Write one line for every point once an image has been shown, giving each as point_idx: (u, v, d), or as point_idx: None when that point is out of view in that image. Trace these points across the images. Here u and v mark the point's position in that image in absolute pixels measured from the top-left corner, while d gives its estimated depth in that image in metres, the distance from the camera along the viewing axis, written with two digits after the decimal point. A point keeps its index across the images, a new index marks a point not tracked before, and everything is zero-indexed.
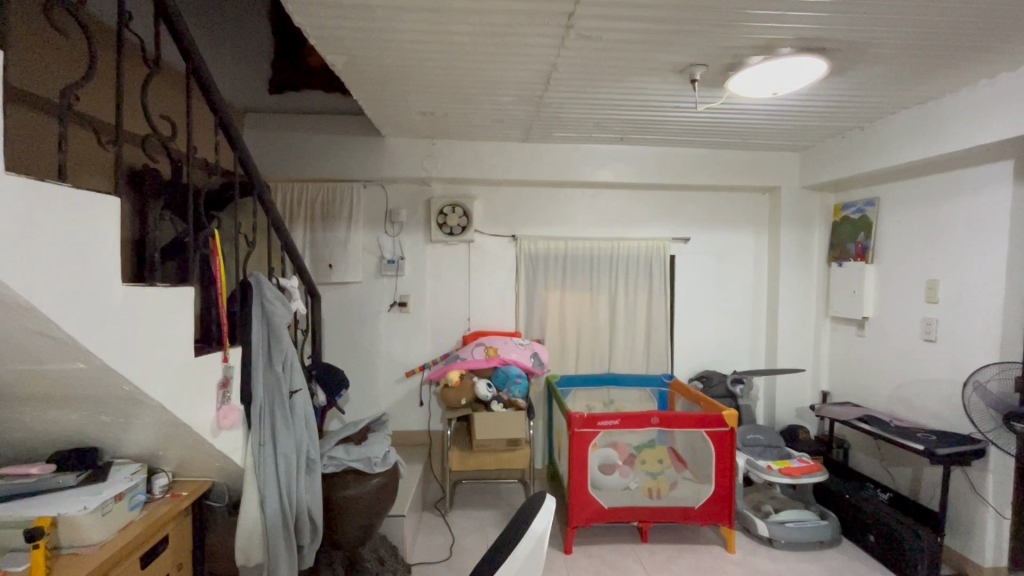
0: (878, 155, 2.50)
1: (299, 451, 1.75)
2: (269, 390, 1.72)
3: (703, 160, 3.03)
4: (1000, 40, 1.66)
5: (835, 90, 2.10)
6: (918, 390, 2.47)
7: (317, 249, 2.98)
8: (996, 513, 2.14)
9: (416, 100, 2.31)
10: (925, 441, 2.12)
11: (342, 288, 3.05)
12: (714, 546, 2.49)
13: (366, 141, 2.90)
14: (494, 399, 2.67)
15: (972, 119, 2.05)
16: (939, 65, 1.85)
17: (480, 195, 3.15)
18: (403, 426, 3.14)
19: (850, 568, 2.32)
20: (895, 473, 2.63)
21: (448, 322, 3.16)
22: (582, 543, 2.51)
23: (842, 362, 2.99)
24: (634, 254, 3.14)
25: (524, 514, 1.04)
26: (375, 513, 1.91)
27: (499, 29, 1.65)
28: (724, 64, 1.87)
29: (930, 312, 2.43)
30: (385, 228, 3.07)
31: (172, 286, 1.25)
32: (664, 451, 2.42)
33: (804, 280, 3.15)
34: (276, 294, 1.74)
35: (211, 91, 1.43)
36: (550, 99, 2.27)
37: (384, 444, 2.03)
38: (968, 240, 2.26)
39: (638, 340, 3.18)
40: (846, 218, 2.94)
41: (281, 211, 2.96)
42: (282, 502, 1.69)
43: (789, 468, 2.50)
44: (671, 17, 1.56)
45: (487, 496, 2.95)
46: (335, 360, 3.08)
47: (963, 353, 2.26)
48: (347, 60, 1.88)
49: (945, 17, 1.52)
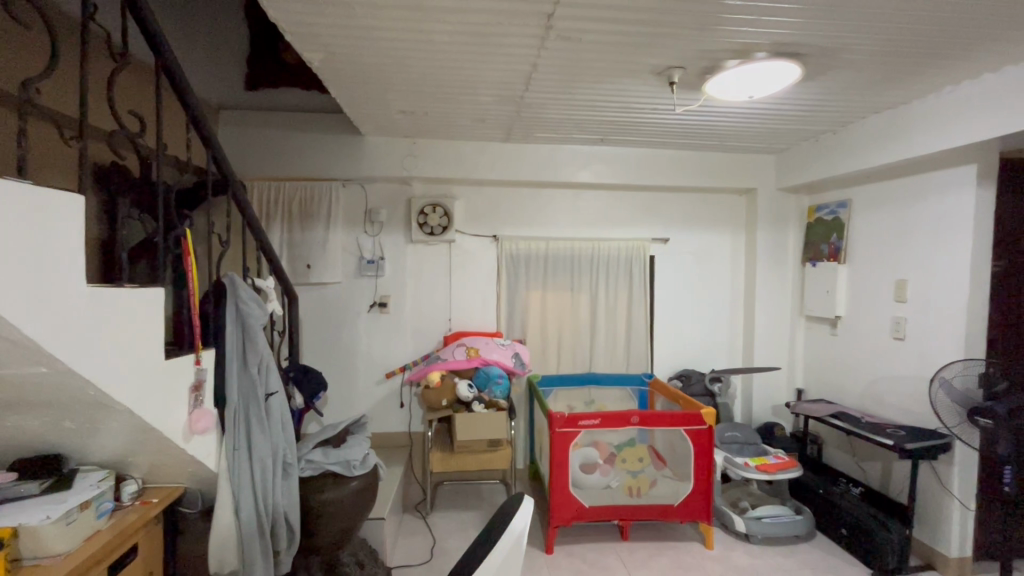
0: (850, 158, 2.56)
1: (275, 455, 1.72)
2: (244, 393, 1.69)
3: (682, 162, 3.07)
4: (964, 48, 1.72)
5: (809, 95, 2.15)
6: (889, 388, 2.54)
7: (296, 249, 2.92)
8: (961, 505, 2.21)
9: (395, 98, 2.29)
10: (895, 436, 2.19)
11: (321, 288, 3.00)
12: (693, 543, 2.52)
13: (345, 140, 2.87)
14: (476, 399, 2.67)
15: (938, 124, 2.12)
16: (908, 70, 1.90)
17: (461, 195, 3.13)
18: (384, 429, 3.10)
19: (824, 561, 2.37)
20: (866, 468, 2.70)
21: (428, 322, 3.13)
22: (563, 543, 2.51)
23: (816, 361, 3.07)
24: (614, 255, 3.17)
25: (502, 514, 1.04)
26: (355, 517, 1.89)
27: (479, 28, 1.64)
28: (701, 67, 1.90)
29: (898, 311, 2.50)
30: (365, 227, 3.03)
31: (140, 287, 1.21)
32: (644, 449, 2.45)
33: (779, 280, 3.21)
34: (252, 294, 1.71)
35: (182, 86, 1.40)
36: (530, 99, 2.27)
37: (363, 447, 2.01)
38: (933, 241, 2.34)
39: (619, 340, 3.20)
40: (820, 220, 3.02)
41: (257, 211, 2.89)
42: (258, 507, 1.66)
43: (765, 465, 2.55)
44: (649, 19, 1.57)
45: (469, 497, 2.94)
46: (314, 362, 3.03)
47: (929, 350, 2.34)
48: (325, 57, 1.85)
49: (912, 25, 1.57)
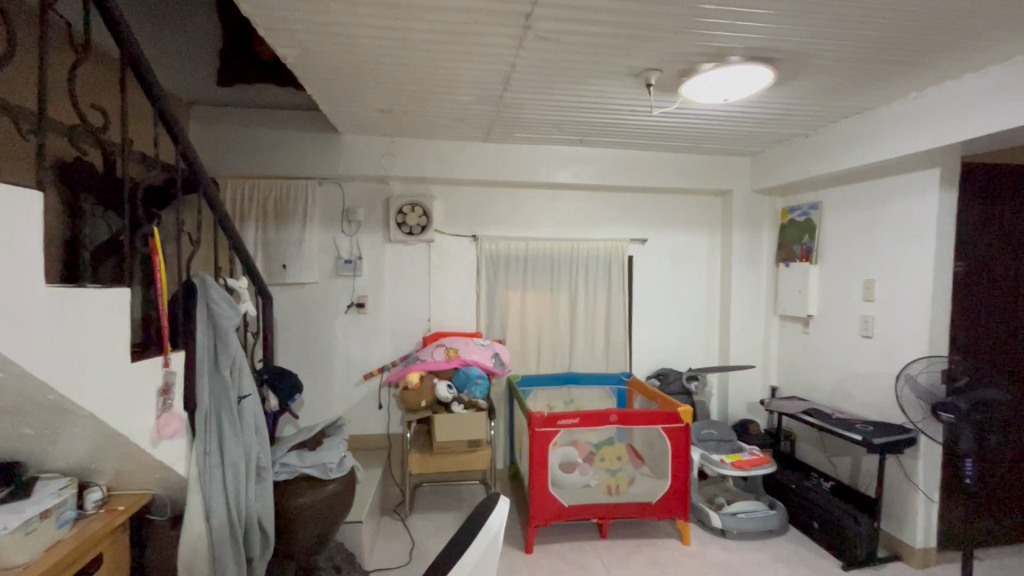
0: (821, 161, 2.63)
1: (249, 459, 1.68)
2: (216, 397, 1.65)
3: (660, 163, 3.11)
4: (927, 56, 1.78)
5: (782, 98, 2.20)
6: (859, 385, 2.61)
7: (271, 248, 2.86)
8: (925, 497, 2.29)
9: (373, 96, 2.26)
10: (863, 431, 2.26)
11: (297, 288, 2.95)
12: (671, 539, 2.56)
13: (322, 138, 2.83)
14: (455, 399, 2.65)
15: (904, 129, 2.19)
16: (876, 76, 1.96)
17: (440, 195, 3.11)
18: (362, 430, 3.07)
19: (797, 555, 2.43)
20: (836, 463, 2.77)
21: (407, 323, 3.10)
22: (543, 542, 2.52)
23: (790, 358, 3.14)
24: (593, 255, 3.19)
25: (478, 514, 1.04)
26: (331, 521, 1.86)
27: (457, 27, 1.63)
28: (677, 69, 1.92)
29: (867, 310, 2.58)
30: (342, 227, 2.99)
31: (104, 287, 1.16)
32: (622, 447, 2.47)
33: (754, 280, 3.28)
34: (223, 294, 1.67)
35: (149, 79, 1.35)
36: (509, 100, 2.27)
37: (340, 449, 1.98)
38: (899, 242, 2.42)
39: (598, 340, 3.22)
40: (792, 221, 3.10)
41: (231, 209, 2.82)
42: (231, 513, 1.62)
43: (740, 461, 2.60)
44: (626, 21, 1.58)
45: (448, 498, 2.92)
46: (289, 363, 2.97)
47: (895, 348, 2.41)
48: (300, 53, 1.82)
49: (879, 32, 1.62)
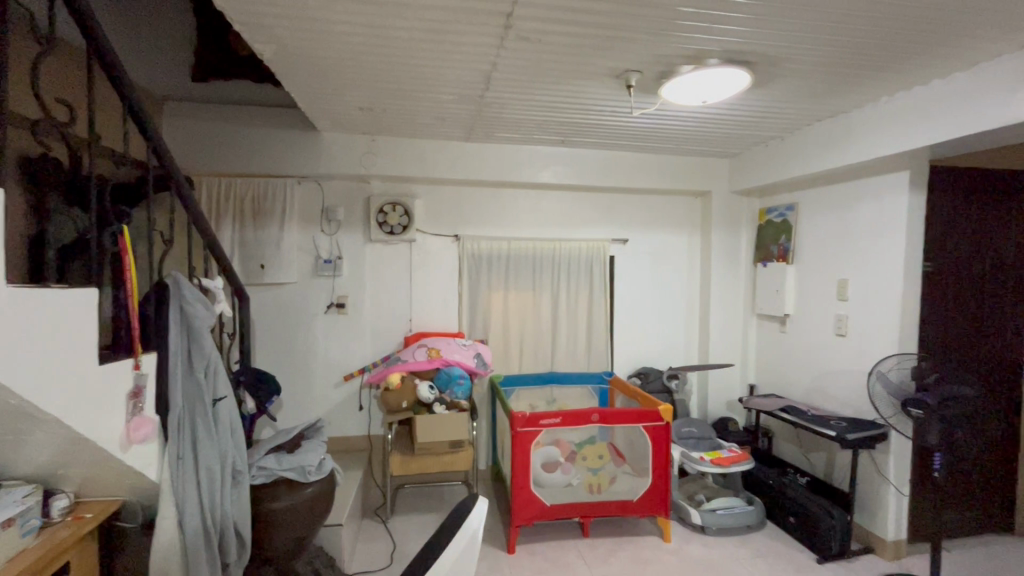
0: (797, 163, 2.69)
1: (224, 463, 1.65)
2: (189, 399, 1.61)
3: (641, 163, 3.14)
4: (896, 62, 1.83)
5: (758, 101, 2.24)
6: (833, 383, 2.67)
7: (248, 247, 2.80)
8: (896, 490, 2.36)
9: (352, 94, 2.23)
10: (837, 427, 2.31)
11: (276, 288, 2.90)
12: (651, 537, 2.58)
13: (301, 136, 2.78)
14: (437, 400, 2.63)
15: (876, 133, 2.24)
16: (849, 81, 2.00)
17: (422, 194, 3.09)
18: (342, 432, 3.03)
19: (774, 549, 2.48)
20: (812, 458, 2.83)
21: (388, 323, 3.07)
22: (525, 542, 2.52)
23: (767, 357, 3.20)
24: (574, 255, 3.20)
25: (456, 515, 1.03)
26: (309, 525, 1.83)
27: (437, 25, 1.62)
28: (657, 72, 1.94)
29: (841, 309, 2.64)
30: (321, 226, 2.95)
31: (69, 287, 1.12)
32: (605, 446, 2.49)
33: (733, 280, 3.33)
34: (197, 295, 1.63)
35: (118, 73, 1.32)
36: (491, 99, 2.26)
37: (319, 452, 1.95)
38: (871, 243, 2.48)
39: (580, 339, 3.24)
40: (770, 222, 3.16)
41: (206, 209, 2.76)
42: (205, 518, 1.59)
43: (719, 458, 2.64)
44: (606, 23, 1.59)
45: (430, 500, 2.90)
46: (267, 365, 2.92)
47: (868, 346, 2.47)
48: (277, 49, 1.79)
49: (851, 38, 1.66)
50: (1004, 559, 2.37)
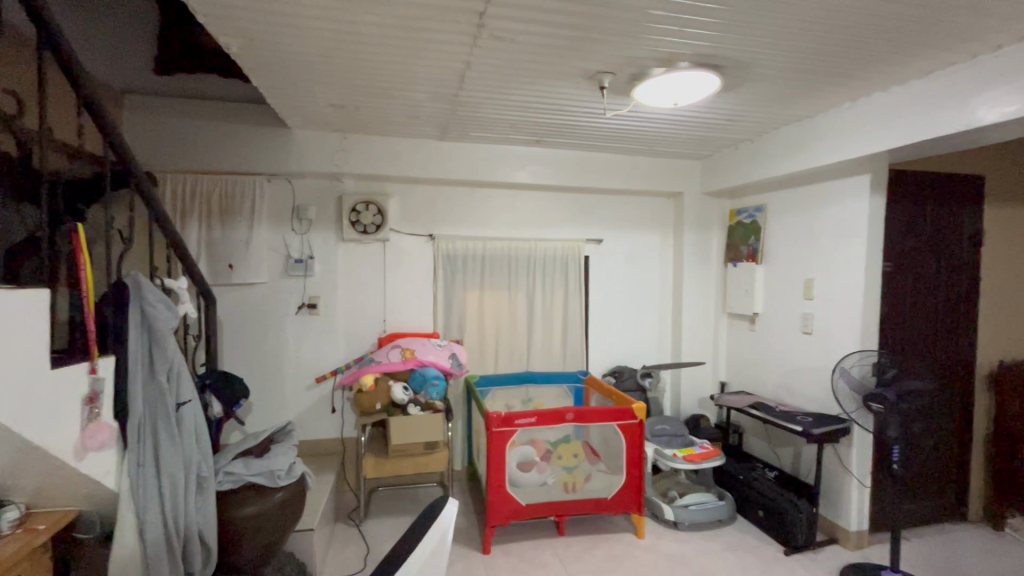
0: (765, 165, 2.76)
1: (188, 469, 1.59)
2: (150, 404, 1.55)
3: (615, 164, 3.17)
4: (858, 69, 1.89)
5: (727, 105, 2.29)
6: (800, 380, 2.75)
7: (215, 247, 2.72)
8: (858, 482, 2.44)
9: (323, 91, 2.19)
10: (803, 423, 2.38)
11: (244, 289, 2.82)
12: (626, 533, 2.61)
13: (270, 133, 2.72)
14: (411, 402, 2.61)
15: (839, 137, 2.32)
16: (814, 86, 2.06)
17: (396, 193, 3.05)
18: (313, 436, 2.97)
19: (743, 543, 2.54)
20: (780, 453, 2.91)
21: (361, 324, 3.03)
22: (501, 542, 2.52)
23: (737, 355, 3.27)
24: (550, 255, 3.22)
25: (425, 516, 1.02)
26: (279, 531, 1.78)
27: (410, 22, 1.60)
28: (629, 74, 1.97)
29: (807, 308, 2.72)
30: (292, 225, 2.88)
31: (15, 288, 1.07)
32: (579, 445, 2.52)
33: (705, 279, 3.39)
34: (159, 296, 1.58)
35: (72, 63, 1.26)
36: (465, 98, 2.25)
37: (289, 456, 1.91)
38: (835, 243, 2.56)
39: (555, 339, 3.25)
40: (740, 223, 3.23)
41: (170, 208, 2.67)
42: (168, 527, 1.54)
43: (691, 455, 2.68)
44: (579, 24, 1.60)
45: (404, 502, 2.87)
46: (236, 367, 2.85)
47: (833, 344, 2.55)
48: (244, 43, 1.74)
49: (815, 45, 1.71)
50: (957, 546, 2.48)
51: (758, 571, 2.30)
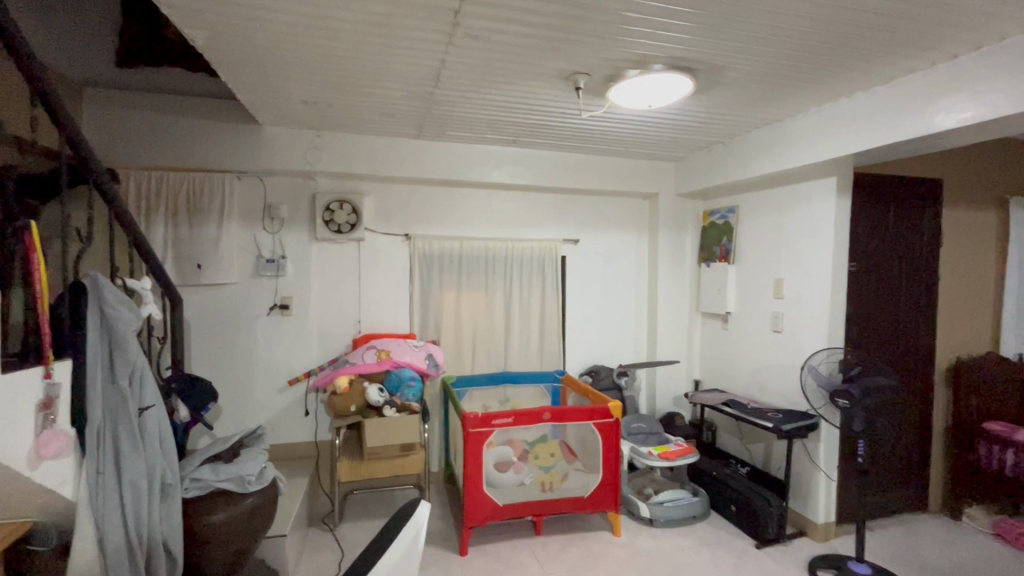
0: (736, 167, 2.81)
1: (151, 476, 1.54)
2: (110, 410, 1.49)
3: (591, 164, 3.20)
4: (824, 74, 1.94)
5: (700, 108, 2.33)
6: (770, 377, 2.81)
7: (182, 246, 2.63)
8: (825, 476, 2.51)
9: (295, 87, 2.14)
10: (774, 419, 2.44)
11: (213, 289, 2.74)
12: (603, 531, 2.63)
13: (239, 129, 2.65)
14: (387, 404, 2.58)
15: (807, 141, 2.38)
16: (783, 90, 2.11)
17: (371, 191, 3.01)
18: (286, 439, 2.91)
19: (717, 538, 2.58)
20: (752, 449, 2.97)
21: (335, 325, 2.97)
22: (478, 543, 2.50)
23: (711, 353, 3.33)
24: (527, 255, 3.22)
25: (394, 521, 1.00)
26: (249, 538, 1.73)
27: (384, 19, 1.58)
28: (604, 75, 1.98)
29: (777, 307, 2.79)
30: (264, 224, 2.82)
31: None
32: (556, 445, 2.52)
33: (679, 279, 3.44)
34: (120, 296, 1.52)
35: (24, 52, 1.21)
36: (441, 96, 2.23)
37: (259, 460, 1.85)
38: (803, 244, 2.63)
39: (532, 339, 3.26)
40: (713, 224, 3.29)
41: (134, 207, 2.58)
42: (130, 536, 1.48)
43: (666, 452, 2.72)
44: (555, 25, 1.60)
45: (380, 505, 2.84)
46: (204, 370, 2.76)
47: (801, 341, 2.62)
48: (211, 36, 1.69)
49: (783, 50, 1.75)
50: (918, 535, 2.57)
51: (731, 565, 2.34)
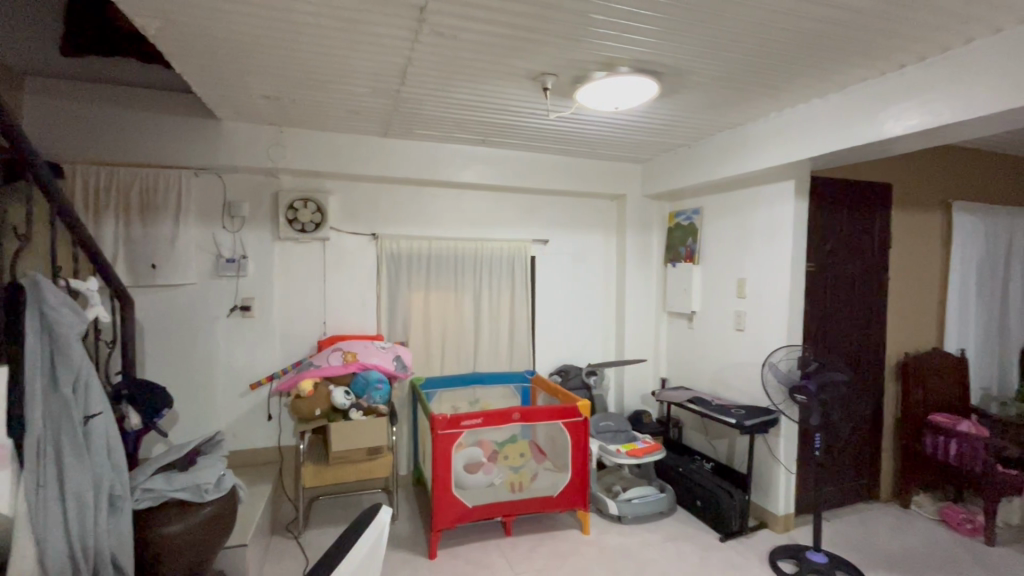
0: (701, 169, 2.88)
1: (98, 488, 1.46)
2: (51, 419, 1.41)
3: (560, 165, 3.22)
4: (783, 80, 2.01)
5: (666, 111, 2.37)
6: (734, 374, 2.89)
7: (134, 246, 2.50)
8: (785, 469, 2.60)
9: (255, 81, 2.07)
10: (737, 415, 2.51)
11: (168, 290, 2.62)
12: (572, 530, 2.65)
13: (197, 124, 2.55)
14: (353, 407, 2.53)
15: (766, 145, 2.45)
16: (745, 95, 2.17)
17: (336, 190, 2.94)
18: (248, 445, 2.81)
19: (683, 532, 2.63)
20: (716, 445, 3.05)
21: (299, 327, 2.89)
22: (447, 546, 2.48)
23: (677, 352, 3.40)
24: (496, 255, 3.21)
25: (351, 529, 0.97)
26: (207, 549, 1.66)
27: (347, 13, 1.55)
28: (571, 76, 1.99)
29: (739, 306, 2.86)
30: (223, 222, 2.72)
31: None
32: (525, 445, 2.52)
33: (646, 279, 3.50)
34: (62, 299, 1.44)
35: None
36: (407, 94, 2.20)
37: (218, 468, 1.78)
38: (764, 244, 2.71)
39: (502, 339, 3.25)
40: (678, 225, 3.35)
41: (81, 203, 2.44)
42: (74, 553, 1.40)
43: (633, 449, 2.75)
44: (521, 24, 1.60)
45: (347, 510, 2.78)
46: (159, 375, 2.64)
47: (762, 339, 2.70)
48: (164, 25, 1.61)
49: (745, 56, 1.80)
50: (871, 523, 2.70)
51: (696, 558, 2.40)
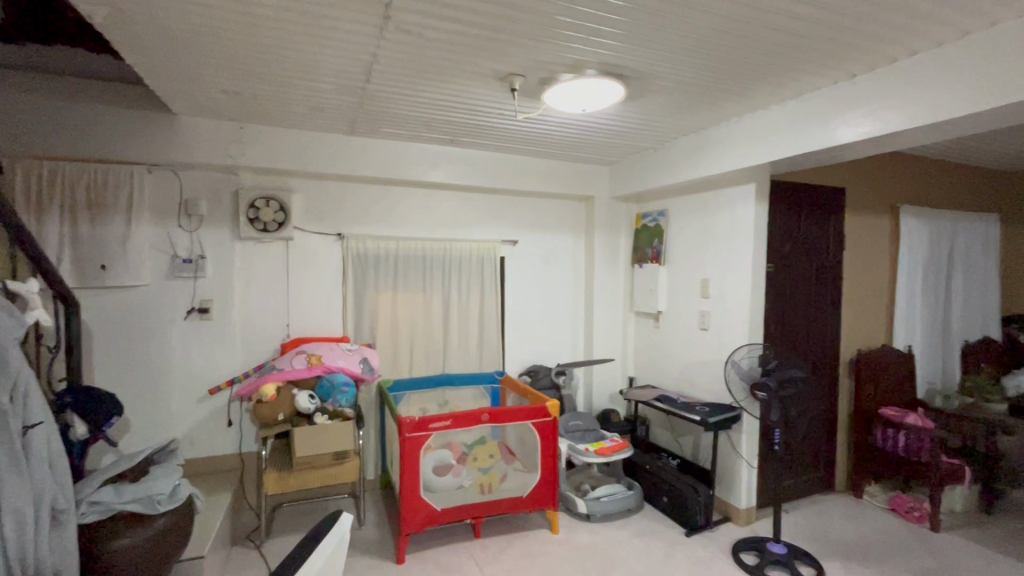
0: (666, 172, 2.94)
1: (39, 501, 1.38)
2: None
3: (528, 166, 3.22)
4: (743, 87, 2.07)
5: (632, 114, 2.41)
6: (698, 372, 2.96)
7: (82, 245, 2.37)
8: (747, 464, 2.68)
9: (213, 74, 2.00)
10: (701, 411, 2.57)
11: (119, 292, 2.50)
12: (541, 529, 2.66)
13: (151, 118, 2.44)
14: (318, 411, 2.46)
15: (728, 149, 2.52)
16: (707, 100, 2.23)
17: (300, 188, 2.87)
18: (207, 453, 2.71)
19: (650, 529, 2.68)
20: (682, 442, 3.12)
21: (261, 329, 2.80)
22: (415, 550, 2.45)
23: (644, 351, 3.45)
24: (464, 256, 3.19)
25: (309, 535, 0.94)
26: (161, 562, 1.58)
27: (309, 7, 1.50)
28: (539, 77, 2.00)
29: (703, 306, 2.93)
30: (179, 221, 2.61)
31: None
32: (494, 446, 2.52)
33: (613, 279, 3.54)
34: None
35: None
36: (373, 92, 2.17)
37: (173, 477, 1.72)
38: (726, 246, 2.78)
39: (471, 341, 3.24)
40: (644, 226, 3.41)
41: (22, 200, 2.30)
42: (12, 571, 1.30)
43: (603, 449, 2.78)
44: (489, 24, 1.59)
45: (312, 517, 2.71)
46: (109, 381, 2.52)
47: (725, 337, 2.78)
48: (112, 13, 1.53)
49: (707, 62, 1.84)
50: (827, 513, 2.81)
51: (662, 554, 2.44)
